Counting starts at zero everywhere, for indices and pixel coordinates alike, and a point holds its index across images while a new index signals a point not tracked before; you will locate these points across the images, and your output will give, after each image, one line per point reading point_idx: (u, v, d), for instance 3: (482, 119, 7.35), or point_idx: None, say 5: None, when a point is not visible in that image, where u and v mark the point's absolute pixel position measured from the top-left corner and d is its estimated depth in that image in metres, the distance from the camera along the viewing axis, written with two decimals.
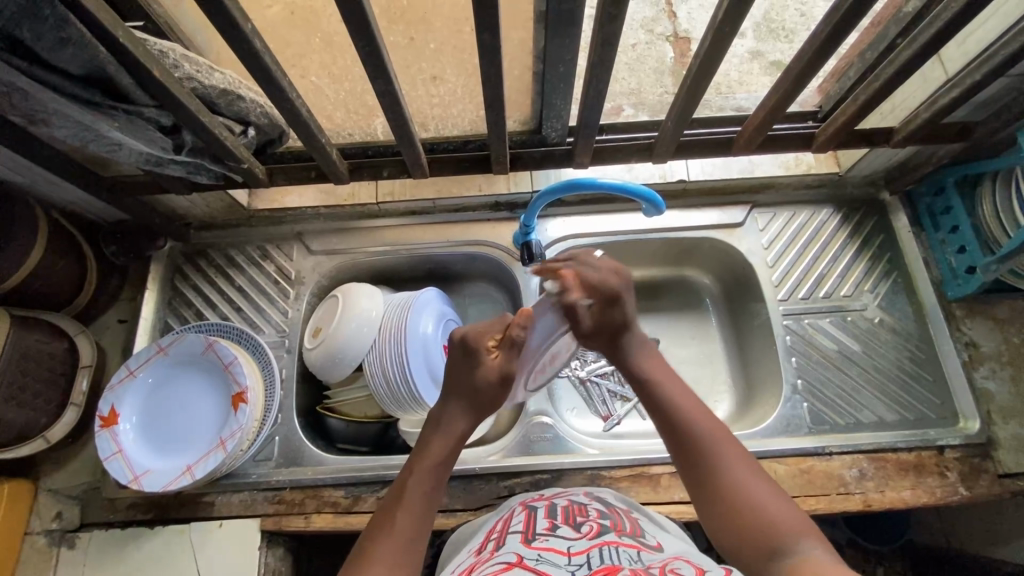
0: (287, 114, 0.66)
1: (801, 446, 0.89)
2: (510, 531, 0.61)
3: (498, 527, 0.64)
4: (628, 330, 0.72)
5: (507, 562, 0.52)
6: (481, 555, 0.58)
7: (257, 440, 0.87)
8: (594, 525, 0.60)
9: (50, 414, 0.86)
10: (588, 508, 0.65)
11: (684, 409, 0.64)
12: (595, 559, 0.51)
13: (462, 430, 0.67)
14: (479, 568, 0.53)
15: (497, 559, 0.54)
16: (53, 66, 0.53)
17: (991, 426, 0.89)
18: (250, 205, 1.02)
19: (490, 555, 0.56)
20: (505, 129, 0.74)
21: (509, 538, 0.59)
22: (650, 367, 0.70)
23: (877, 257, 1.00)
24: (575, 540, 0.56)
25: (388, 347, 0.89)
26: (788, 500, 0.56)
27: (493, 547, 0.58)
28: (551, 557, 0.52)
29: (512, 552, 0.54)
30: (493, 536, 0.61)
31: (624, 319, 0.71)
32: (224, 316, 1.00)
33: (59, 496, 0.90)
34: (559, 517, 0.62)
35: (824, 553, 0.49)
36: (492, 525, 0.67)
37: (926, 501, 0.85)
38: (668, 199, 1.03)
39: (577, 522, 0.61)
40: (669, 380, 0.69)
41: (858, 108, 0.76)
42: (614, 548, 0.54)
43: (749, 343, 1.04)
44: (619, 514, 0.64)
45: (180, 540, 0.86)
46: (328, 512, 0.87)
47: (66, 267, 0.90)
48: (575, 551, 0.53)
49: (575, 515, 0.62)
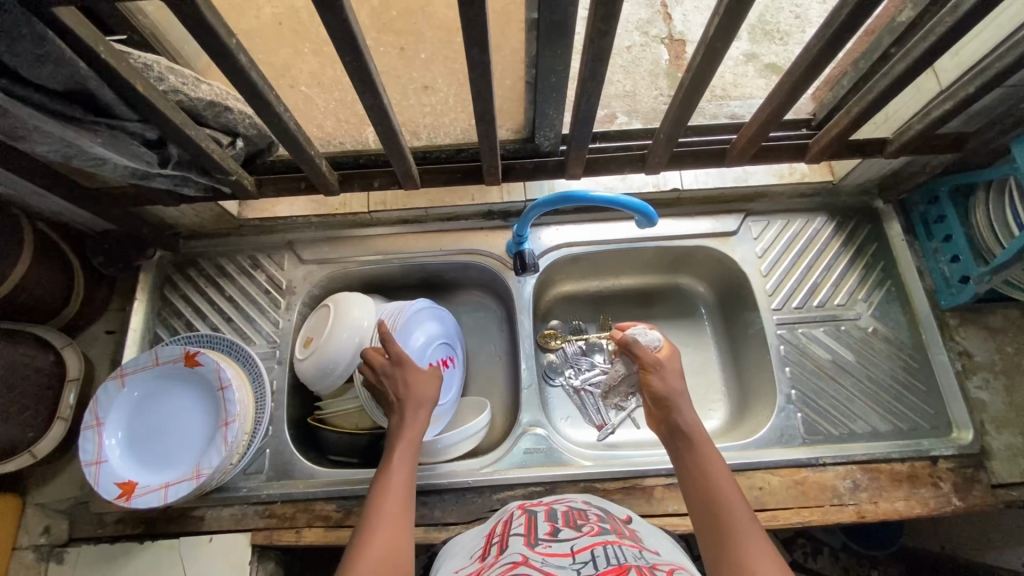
0: (273, 128, 0.65)
1: (795, 457, 0.88)
2: (510, 533, 0.61)
3: (499, 529, 0.64)
4: (672, 377, 0.79)
5: (512, 562, 0.52)
6: (485, 558, 0.58)
7: (247, 453, 0.87)
8: (594, 527, 0.60)
9: (36, 428, 0.84)
10: (587, 513, 0.65)
11: (712, 475, 0.67)
12: (600, 558, 0.51)
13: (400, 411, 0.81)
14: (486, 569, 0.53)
15: (502, 561, 0.54)
16: (33, 83, 0.51)
17: (984, 437, 0.88)
18: (239, 215, 1.00)
19: (494, 559, 0.56)
20: (496, 140, 0.73)
21: (512, 540, 0.58)
22: (695, 428, 0.73)
23: (870, 266, 1.00)
24: (577, 539, 0.56)
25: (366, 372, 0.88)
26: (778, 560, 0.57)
27: (497, 551, 0.58)
28: (555, 559, 0.52)
29: (518, 552, 0.54)
30: (495, 540, 0.61)
31: (675, 370, 0.80)
32: (214, 327, 0.99)
33: (47, 511, 0.89)
34: (559, 519, 0.63)
35: None
36: (492, 528, 0.68)
37: (920, 511, 0.85)
38: (661, 208, 1.03)
39: (577, 524, 0.61)
40: (706, 441, 0.71)
41: (851, 119, 0.75)
42: (616, 547, 0.54)
43: (742, 352, 1.04)
44: (618, 520, 0.65)
45: (167, 555, 0.84)
46: (320, 526, 0.86)
47: (52, 280, 0.89)
48: (578, 551, 0.53)
49: (575, 518, 0.63)
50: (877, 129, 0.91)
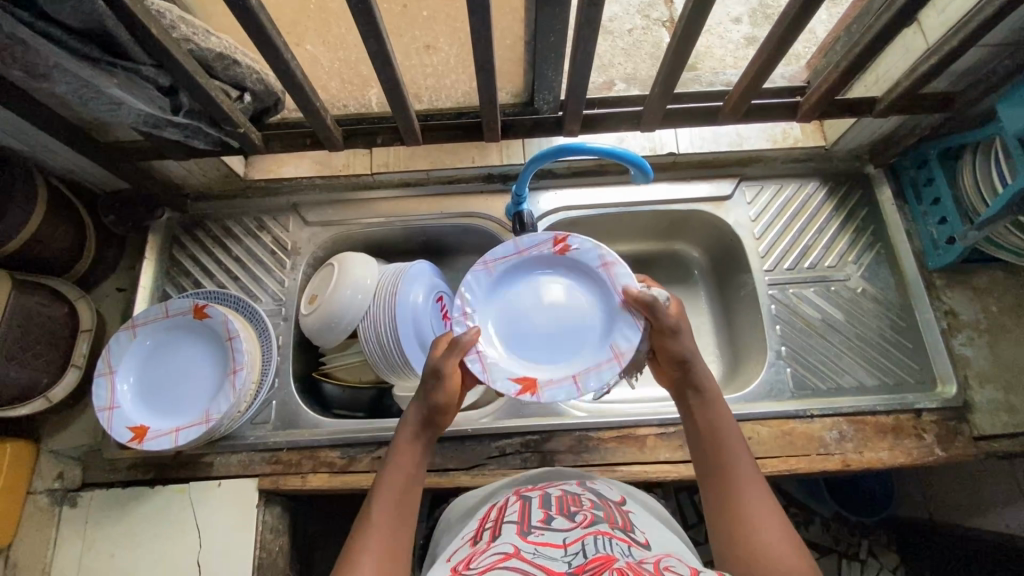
0: (280, 75, 0.67)
1: (783, 409, 0.91)
2: (504, 521, 0.62)
3: (493, 516, 0.65)
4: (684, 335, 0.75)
5: (504, 553, 0.53)
6: (477, 547, 0.59)
7: (254, 402, 0.90)
8: (587, 515, 0.61)
9: (51, 375, 0.87)
10: (582, 498, 0.66)
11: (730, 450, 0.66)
12: (589, 547, 0.52)
13: (415, 425, 0.70)
14: (476, 560, 0.54)
15: (494, 550, 0.55)
16: (53, 19, 0.54)
17: (967, 391, 0.91)
18: (245, 175, 1.03)
19: (485, 548, 0.57)
20: (494, 92, 0.76)
21: (504, 529, 0.59)
22: (709, 391, 0.72)
23: (861, 229, 1.03)
24: (569, 530, 0.57)
25: (494, 377, 0.79)
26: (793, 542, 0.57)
27: (489, 538, 0.59)
28: (547, 551, 0.53)
29: (509, 543, 0.55)
30: (488, 527, 0.62)
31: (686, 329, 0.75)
32: (221, 285, 1.02)
33: (60, 458, 0.92)
34: (552, 507, 0.63)
35: None
36: (487, 513, 0.68)
37: (903, 461, 0.88)
38: (658, 172, 1.05)
39: (571, 512, 0.62)
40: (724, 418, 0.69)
41: (838, 76, 0.77)
42: (607, 539, 0.55)
43: (734, 312, 1.07)
44: (611, 506, 0.65)
45: (178, 498, 0.88)
46: (325, 472, 0.89)
47: (65, 235, 0.91)
48: (570, 542, 0.54)
49: (569, 504, 0.64)
50: (867, 90, 0.93)
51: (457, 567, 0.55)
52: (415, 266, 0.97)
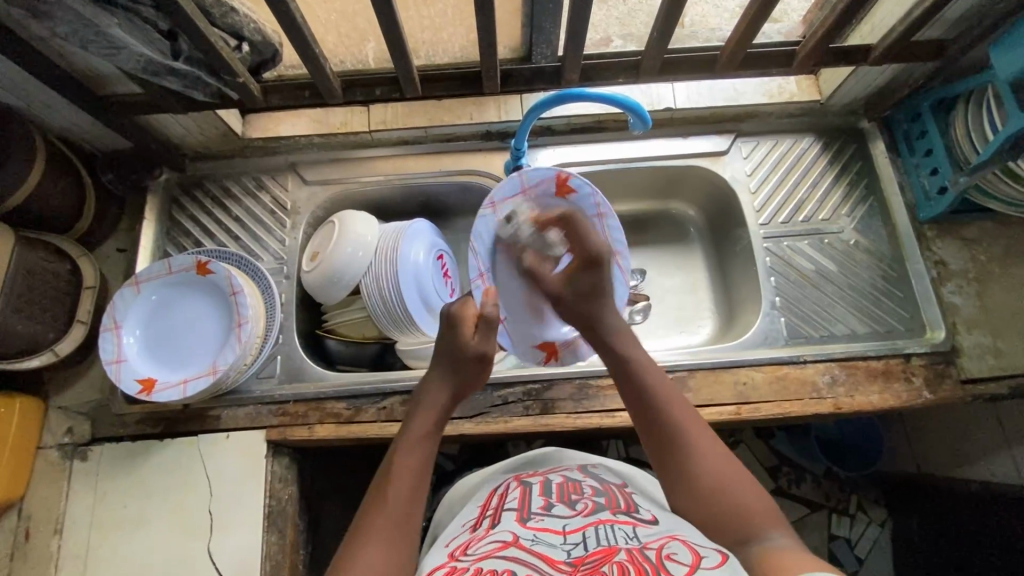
0: (281, 19, 0.67)
1: (778, 355, 0.93)
2: (505, 507, 0.64)
3: (493, 502, 0.68)
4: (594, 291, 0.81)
5: (503, 542, 0.55)
6: (477, 532, 0.61)
7: (259, 355, 0.91)
8: (589, 502, 0.63)
9: (57, 330, 0.88)
10: (582, 485, 0.68)
11: (666, 408, 0.66)
12: (590, 539, 0.54)
13: (438, 409, 0.71)
14: (475, 546, 0.56)
15: (493, 537, 0.57)
16: None
17: (955, 336, 0.93)
18: (244, 134, 1.03)
19: (485, 534, 0.59)
20: (494, 40, 0.75)
21: (504, 515, 0.62)
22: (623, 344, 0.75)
23: (854, 183, 1.04)
24: (569, 519, 0.59)
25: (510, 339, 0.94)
26: (758, 494, 0.60)
27: (489, 523, 0.61)
28: (547, 538, 0.55)
29: (508, 531, 0.57)
30: (489, 512, 0.65)
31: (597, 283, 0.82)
32: (222, 244, 1.02)
33: (69, 413, 0.94)
34: (553, 494, 0.65)
35: (790, 541, 0.54)
36: (489, 499, 0.71)
37: (892, 404, 0.90)
38: (655, 128, 1.06)
39: (571, 499, 0.64)
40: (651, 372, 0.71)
41: (833, 22, 0.78)
42: (609, 527, 0.57)
43: (730, 267, 1.09)
44: (613, 490, 0.67)
45: (186, 451, 0.90)
46: (331, 422, 0.91)
47: (65, 193, 0.92)
48: (571, 530, 0.57)
49: (569, 493, 0.65)
50: (863, 41, 0.94)
51: (455, 552, 0.57)
52: (416, 224, 0.98)
